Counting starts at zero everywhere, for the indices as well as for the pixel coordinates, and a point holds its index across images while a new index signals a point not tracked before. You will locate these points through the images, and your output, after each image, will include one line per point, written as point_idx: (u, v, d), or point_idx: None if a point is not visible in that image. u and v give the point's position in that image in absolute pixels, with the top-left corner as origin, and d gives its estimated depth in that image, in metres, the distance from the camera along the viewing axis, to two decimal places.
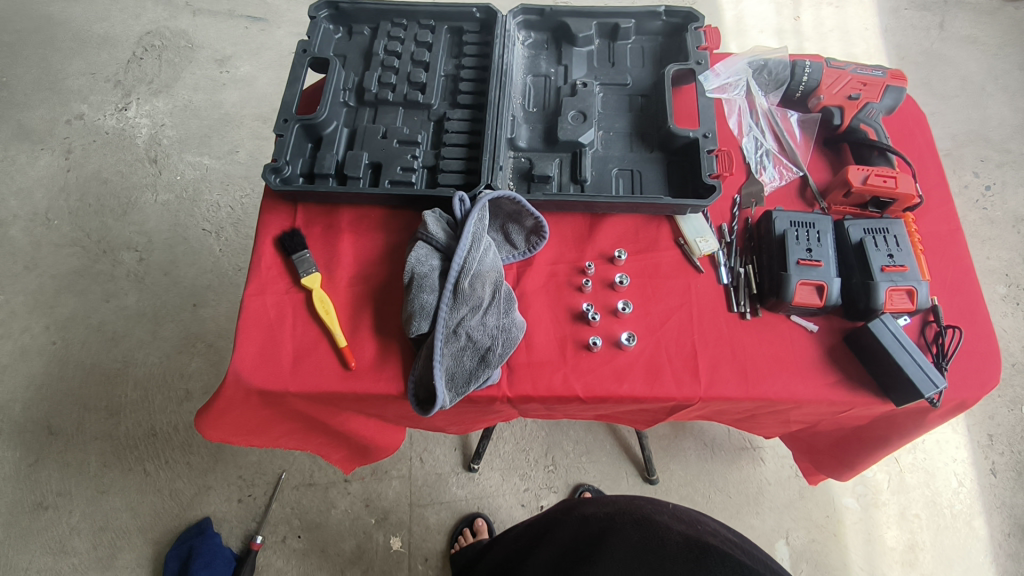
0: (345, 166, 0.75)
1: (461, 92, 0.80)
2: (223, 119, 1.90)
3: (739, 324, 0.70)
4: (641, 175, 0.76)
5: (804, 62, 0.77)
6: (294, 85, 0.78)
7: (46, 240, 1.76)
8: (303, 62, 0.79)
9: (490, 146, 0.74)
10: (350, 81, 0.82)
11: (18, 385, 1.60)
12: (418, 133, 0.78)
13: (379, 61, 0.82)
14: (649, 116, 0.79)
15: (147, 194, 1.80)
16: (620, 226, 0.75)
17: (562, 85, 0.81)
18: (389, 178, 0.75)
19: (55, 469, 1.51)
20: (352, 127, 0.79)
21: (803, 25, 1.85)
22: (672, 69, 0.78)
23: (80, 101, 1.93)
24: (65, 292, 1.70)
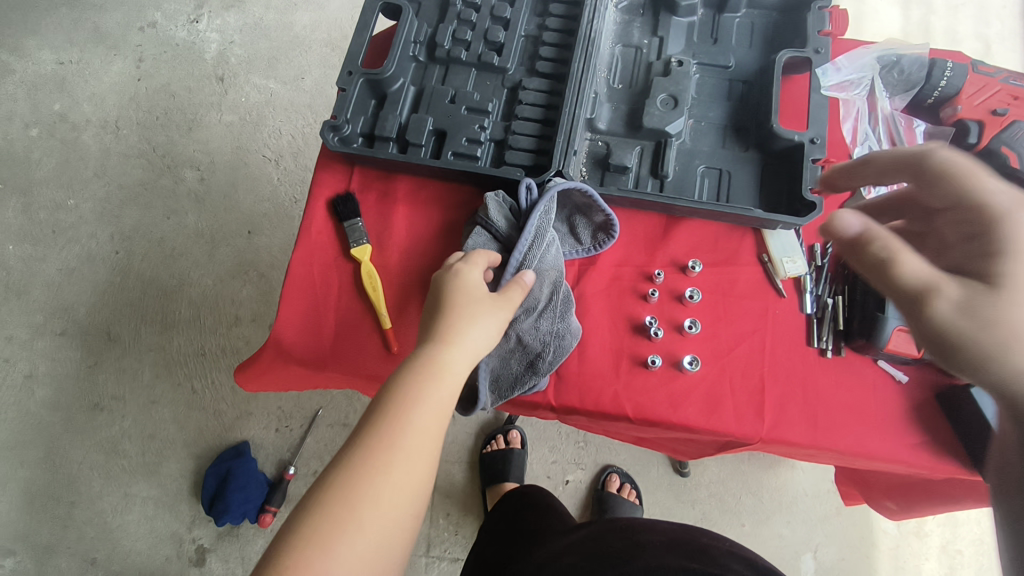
0: (408, 131, 0.70)
1: (541, 58, 0.72)
2: (292, 42, 1.84)
3: (817, 362, 0.63)
4: (730, 177, 0.67)
5: (946, 59, 0.64)
6: (362, 32, 0.72)
7: (115, 149, 1.78)
8: (374, 6, 0.73)
9: (565, 127, 0.67)
10: (422, 32, 0.75)
11: (82, 289, 1.67)
12: (489, 101, 0.72)
13: (455, 12, 0.74)
14: (748, 108, 0.70)
15: (213, 114, 1.79)
16: (699, 231, 0.67)
17: (655, 61, 0.72)
18: (452, 150, 0.69)
19: (111, 374, 1.60)
20: (419, 86, 0.73)
21: None
22: (785, 56, 0.67)
23: (154, 8, 1.90)
24: (129, 204, 1.73)
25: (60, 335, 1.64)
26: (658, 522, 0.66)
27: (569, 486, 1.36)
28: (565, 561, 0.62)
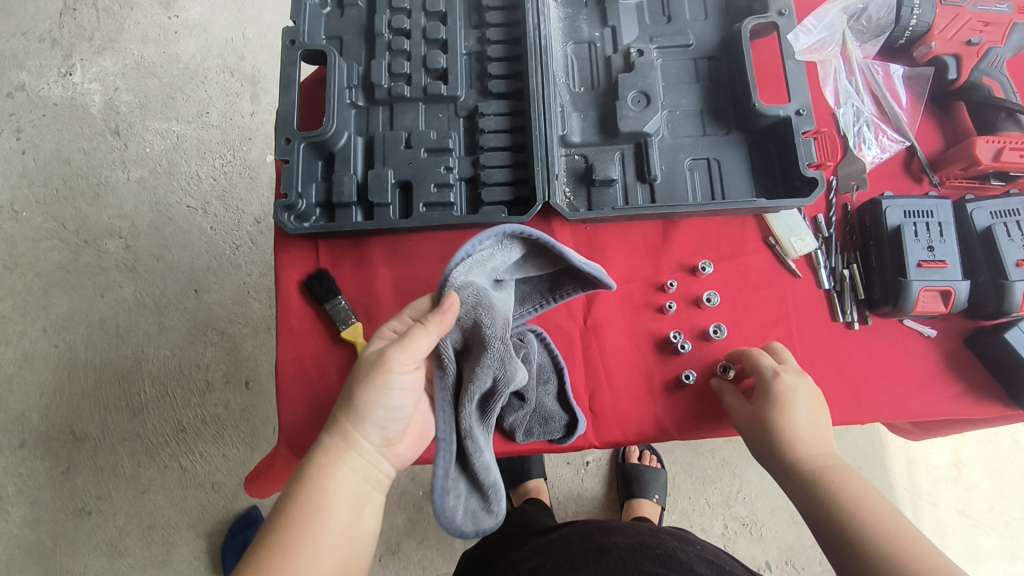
0: (369, 191, 0.63)
1: (491, 76, 0.66)
2: (184, 75, 1.68)
3: (847, 335, 0.61)
4: (719, 165, 0.64)
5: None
6: (289, 89, 0.63)
7: (19, 234, 1.60)
8: (293, 57, 0.64)
9: (540, 152, 0.61)
10: (353, 73, 0.67)
11: (29, 394, 1.53)
12: (448, 136, 0.65)
13: (386, 45, 0.67)
14: (721, 86, 0.66)
15: (118, 172, 1.63)
16: (699, 229, 0.64)
17: (612, 55, 0.67)
18: (423, 201, 0.63)
19: (89, 475, 1.48)
20: (367, 135, 0.66)
21: None
22: (749, 24, 0.63)
23: (17, 68, 1.69)
24: (54, 290, 1.57)
25: (19, 448, 1.50)
26: (626, 526, 0.65)
27: (591, 467, 1.16)
28: (530, 564, 0.60)
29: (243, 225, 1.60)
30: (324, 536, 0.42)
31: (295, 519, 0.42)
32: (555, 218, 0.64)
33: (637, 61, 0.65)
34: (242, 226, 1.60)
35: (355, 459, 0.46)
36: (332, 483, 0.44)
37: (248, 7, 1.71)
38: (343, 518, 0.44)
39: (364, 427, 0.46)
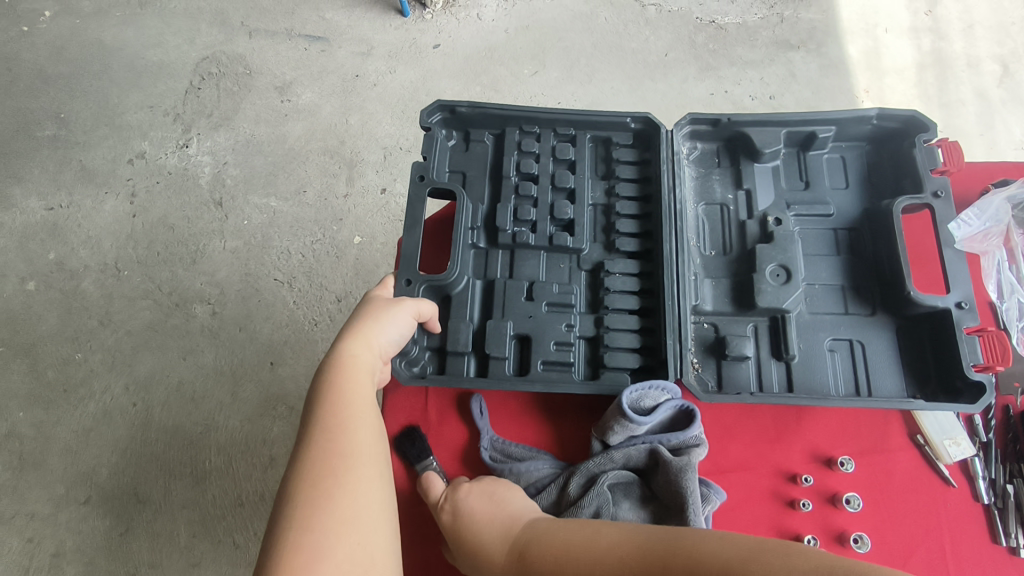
0: (488, 343, 0.62)
1: (619, 233, 0.66)
2: (288, 155, 1.77)
3: (1010, 561, 0.53)
4: (859, 348, 0.60)
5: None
6: (416, 228, 0.63)
7: (118, 292, 1.68)
8: (424, 193, 0.65)
9: (675, 325, 0.59)
10: (478, 214, 0.68)
11: (102, 449, 1.56)
12: (571, 291, 0.64)
13: (513, 189, 0.68)
14: (862, 261, 0.64)
15: (216, 242, 1.71)
16: (835, 417, 0.60)
17: (747, 220, 0.65)
18: (542, 359, 0.62)
19: (145, 539, 1.48)
20: (486, 280, 0.66)
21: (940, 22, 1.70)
22: (902, 205, 0.60)
23: (140, 138, 1.82)
24: (141, 350, 1.63)
25: (83, 503, 1.52)
26: None
27: None
28: None
29: (325, 302, 1.63)
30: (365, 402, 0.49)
31: (341, 405, 0.47)
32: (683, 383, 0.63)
33: (776, 232, 0.63)
34: (324, 303, 1.63)
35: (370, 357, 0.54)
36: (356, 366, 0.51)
37: (355, 96, 1.81)
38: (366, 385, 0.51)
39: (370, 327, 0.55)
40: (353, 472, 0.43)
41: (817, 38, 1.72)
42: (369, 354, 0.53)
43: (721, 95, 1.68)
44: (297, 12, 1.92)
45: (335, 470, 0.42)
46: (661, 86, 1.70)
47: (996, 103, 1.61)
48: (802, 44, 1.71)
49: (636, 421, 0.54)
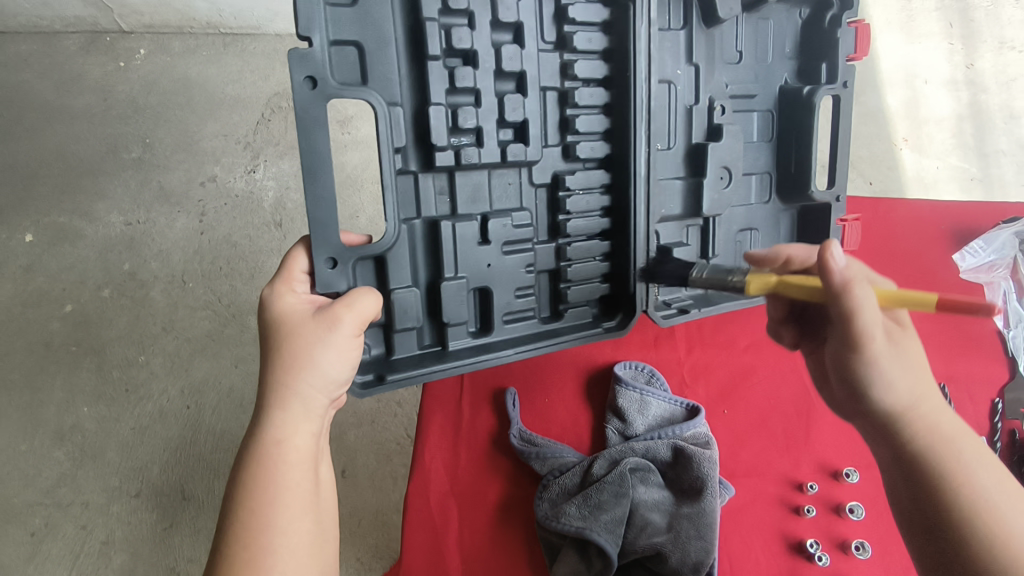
0: (446, 308, 0.83)
1: (577, 143, 0.86)
2: (345, 182, 1.89)
3: None
4: (756, 232, 1.01)
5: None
6: (315, 133, 0.68)
7: (182, 301, 1.82)
8: (330, 95, 0.68)
9: (638, 228, 0.89)
10: (404, 120, 0.78)
11: (154, 446, 1.68)
12: (525, 204, 0.87)
13: (479, 105, 0.80)
14: (768, 181, 1.02)
15: (273, 259, 1.88)
16: None
17: (692, 105, 0.93)
18: (506, 300, 0.87)
19: (186, 534, 1.65)
20: (428, 220, 0.82)
21: (980, 74, 1.72)
22: (819, 95, 0.95)
23: (213, 163, 1.95)
24: (197, 355, 1.76)
25: (135, 496, 1.66)
26: None
27: None
28: None
29: None
30: (287, 458, 0.64)
31: (263, 469, 0.63)
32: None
33: (722, 128, 0.93)
34: None
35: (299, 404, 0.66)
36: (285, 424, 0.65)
37: None
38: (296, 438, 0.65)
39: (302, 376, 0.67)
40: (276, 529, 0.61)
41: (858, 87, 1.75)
42: (300, 389, 0.66)
43: None
44: None
45: (256, 503, 0.62)
46: None
47: None
48: None
49: None
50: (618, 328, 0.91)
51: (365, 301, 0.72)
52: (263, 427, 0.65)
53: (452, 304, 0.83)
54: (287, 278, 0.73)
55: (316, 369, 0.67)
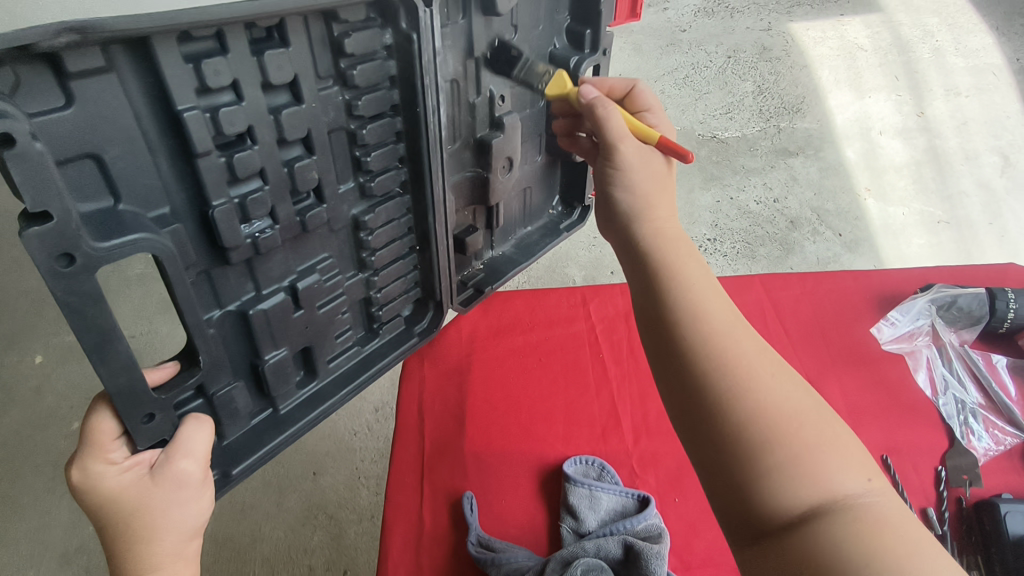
0: (273, 384, 0.70)
1: (373, 183, 0.69)
2: None
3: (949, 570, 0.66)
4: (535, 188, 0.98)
5: (1006, 289, 0.84)
6: (101, 305, 0.47)
7: None
8: (98, 265, 0.47)
9: (441, 245, 0.78)
10: (189, 242, 0.57)
11: None
12: (331, 257, 0.71)
13: (288, 184, 0.61)
14: (538, 112, 0.89)
15: None
16: None
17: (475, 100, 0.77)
18: (325, 356, 0.75)
19: None
20: (242, 312, 0.64)
21: (929, 120, 1.84)
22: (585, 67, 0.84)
23: None
24: None
25: None
26: None
27: None
28: None
29: (364, 413, 1.65)
30: None
31: None
32: (641, 476, 0.75)
33: (504, 120, 0.81)
34: (363, 414, 1.65)
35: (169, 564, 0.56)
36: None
37: None
38: None
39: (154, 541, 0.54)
40: None
41: (814, 144, 1.84)
42: (158, 564, 0.55)
43: (727, 202, 1.76)
44: None
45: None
46: None
47: (999, 192, 1.71)
48: (800, 150, 1.84)
49: (587, 518, 0.69)
50: (429, 331, 0.85)
51: (196, 436, 0.59)
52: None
53: (246, 395, 0.68)
54: (97, 450, 0.54)
55: (160, 533, 0.55)
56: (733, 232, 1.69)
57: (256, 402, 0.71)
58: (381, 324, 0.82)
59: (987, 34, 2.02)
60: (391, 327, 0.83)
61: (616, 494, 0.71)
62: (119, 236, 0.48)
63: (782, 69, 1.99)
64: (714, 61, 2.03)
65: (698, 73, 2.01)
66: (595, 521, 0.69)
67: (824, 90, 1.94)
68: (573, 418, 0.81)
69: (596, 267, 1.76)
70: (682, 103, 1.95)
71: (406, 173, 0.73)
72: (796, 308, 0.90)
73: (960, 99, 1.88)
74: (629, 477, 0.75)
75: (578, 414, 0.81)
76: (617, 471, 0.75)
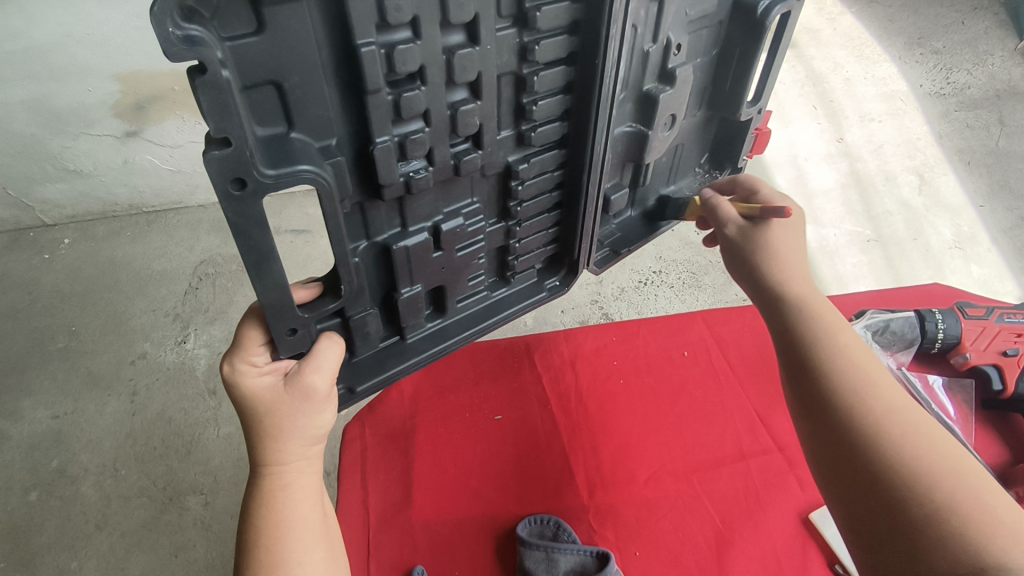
0: (405, 317, 0.75)
1: (535, 131, 0.68)
2: None
3: None
4: (682, 146, 0.92)
5: (932, 310, 0.92)
6: (264, 232, 0.50)
7: (116, 492, 1.71)
8: (264, 195, 0.49)
9: (588, 205, 0.78)
10: (347, 172, 0.58)
11: None
12: (483, 200, 0.73)
13: (448, 126, 0.62)
14: (711, 60, 0.83)
15: (211, 429, 1.79)
16: (724, 501, 0.76)
17: (655, 48, 0.73)
18: (454, 300, 0.79)
19: None
20: (387, 244, 0.67)
21: (849, 145, 1.95)
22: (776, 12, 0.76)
23: (143, 339, 1.96)
24: (134, 549, 1.62)
25: None
26: None
27: None
28: None
29: None
30: (305, 517, 0.65)
31: (270, 529, 0.63)
32: (599, 531, 0.74)
33: (675, 73, 0.76)
34: None
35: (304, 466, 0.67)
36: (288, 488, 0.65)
37: None
38: (306, 502, 0.66)
39: (293, 447, 0.65)
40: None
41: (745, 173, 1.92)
42: (291, 463, 0.65)
43: (669, 234, 1.86)
44: (283, 211, 2.15)
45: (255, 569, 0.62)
46: None
47: (920, 209, 1.80)
48: None
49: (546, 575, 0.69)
50: (560, 286, 0.88)
51: (329, 354, 0.64)
52: (262, 496, 0.63)
53: (377, 320, 0.73)
54: (245, 351, 0.62)
55: (302, 438, 0.64)
56: (678, 265, 1.79)
57: (385, 328, 0.77)
58: (513, 274, 0.85)
59: (893, 62, 2.12)
60: (520, 280, 0.85)
61: (575, 554, 0.70)
62: (283, 164, 0.50)
63: None
64: None
65: None
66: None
67: None
68: (526, 474, 0.80)
69: (546, 306, 1.75)
70: None
71: (568, 127, 0.72)
72: (738, 343, 0.92)
73: (873, 125, 1.99)
74: (586, 534, 0.74)
75: (531, 470, 0.80)
76: (573, 527, 0.75)
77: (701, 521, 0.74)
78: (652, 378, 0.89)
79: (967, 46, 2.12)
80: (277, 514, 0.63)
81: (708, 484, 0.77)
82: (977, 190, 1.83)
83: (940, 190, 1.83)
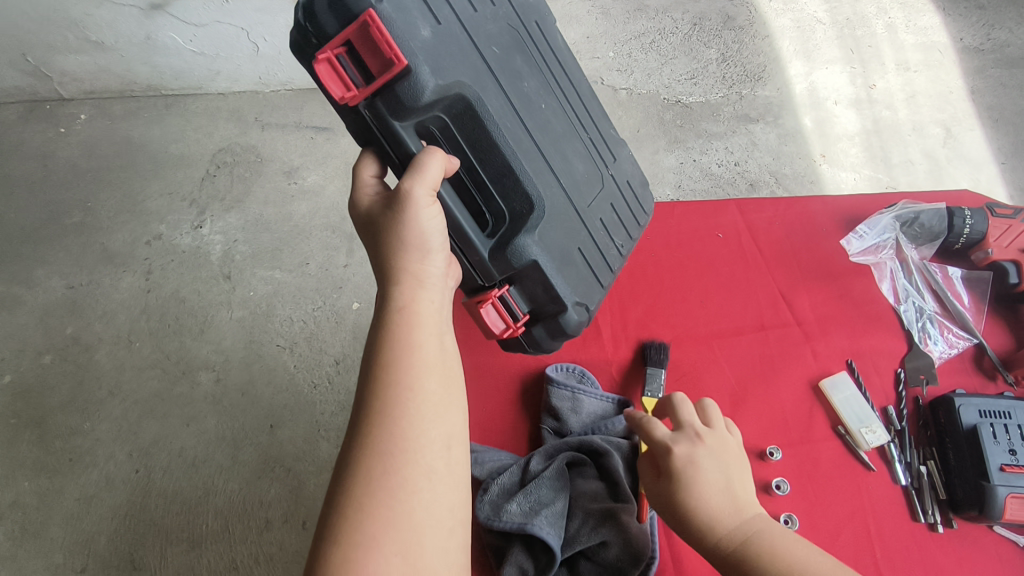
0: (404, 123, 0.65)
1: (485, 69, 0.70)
2: (293, 231, 1.93)
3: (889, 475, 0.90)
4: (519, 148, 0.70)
5: (963, 209, 1.05)
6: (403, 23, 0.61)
7: (129, 362, 1.76)
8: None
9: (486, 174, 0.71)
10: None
11: (102, 516, 1.58)
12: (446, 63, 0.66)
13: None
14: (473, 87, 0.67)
15: (223, 312, 1.82)
16: (741, 364, 0.97)
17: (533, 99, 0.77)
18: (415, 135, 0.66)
19: None
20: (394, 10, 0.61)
21: (878, 93, 1.93)
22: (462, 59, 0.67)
23: (159, 221, 1.97)
24: (146, 417, 1.69)
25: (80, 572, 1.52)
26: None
27: None
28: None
29: (324, 365, 1.75)
30: (428, 367, 0.64)
31: (389, 370, 0.63)
32: (623, 383, 0.95)
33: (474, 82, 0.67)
34: (323, 366, 1.74)
35: (428, 291, 0.69)
36: (416, 309, 0.67)
37: None
38: (429, 324, 0.67)
39: (424, 256, 0.68)
40: (405, 437, 0.60)
41: (773, 112, 1.91)
42: (416, 270, 0.68)
43: (690, 164, 1.85)
44: (305, 106, 2.13)
45: (385, 486, 0.57)
46: (635, 157, 1.86)
47: (941, 162, 1.83)
48: (761, 117, 1.90)
49: (568, 425, 0.88)
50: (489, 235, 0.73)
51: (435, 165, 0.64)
52: (390, 327, 0.66)
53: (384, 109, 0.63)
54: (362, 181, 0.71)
55: (422, 243, 0.67)
56: (695, 194, 1.81)
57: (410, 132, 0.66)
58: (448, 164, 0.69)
59: (935, 13, 2.05)
60: (635, 190, 0.94)
61: (597, 399, 0.90)
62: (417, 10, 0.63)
63: (744, 39, 2.01)
64: (680, 28, 2.02)
65: (664, 40, 2.00)
66: (579, 420, 0.89)
67: (784, 59, 1.99)
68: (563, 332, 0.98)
69: None
70: (649, 67, 1.98)
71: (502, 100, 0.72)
72: (770, 230, 1.09)
73: (909, 74, 1.96)
74: (608, 382, 0.94)
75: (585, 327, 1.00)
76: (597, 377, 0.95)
77: (723, 374, 0.96)
78: (692, 259, 1.06)
79: (1012, 3, 2.06)
80: (405, 349, 0.64)
81: (730, 346, 0.99)
82: (999, 149, 1.84)
83: (962, 145, 1.85)
